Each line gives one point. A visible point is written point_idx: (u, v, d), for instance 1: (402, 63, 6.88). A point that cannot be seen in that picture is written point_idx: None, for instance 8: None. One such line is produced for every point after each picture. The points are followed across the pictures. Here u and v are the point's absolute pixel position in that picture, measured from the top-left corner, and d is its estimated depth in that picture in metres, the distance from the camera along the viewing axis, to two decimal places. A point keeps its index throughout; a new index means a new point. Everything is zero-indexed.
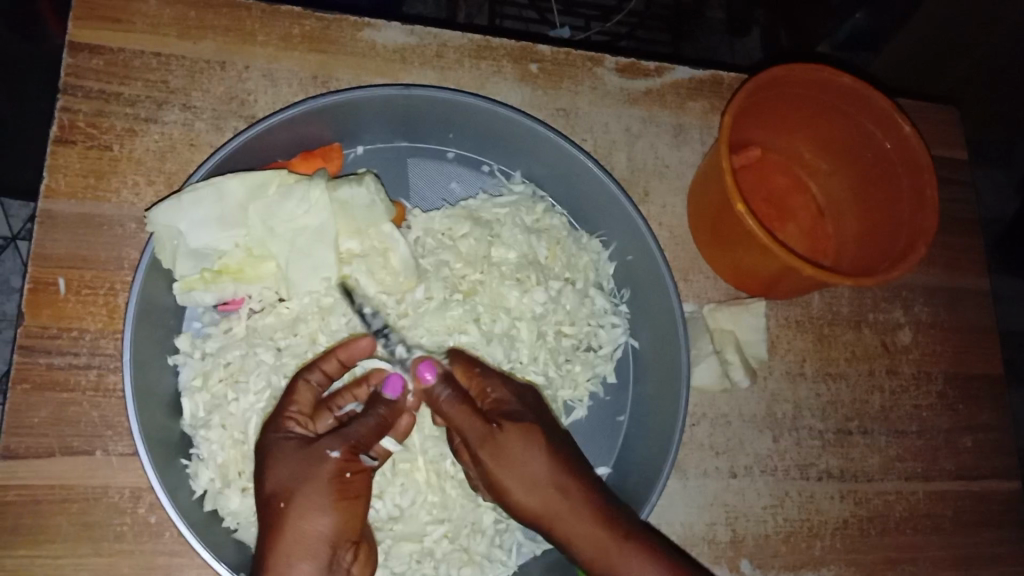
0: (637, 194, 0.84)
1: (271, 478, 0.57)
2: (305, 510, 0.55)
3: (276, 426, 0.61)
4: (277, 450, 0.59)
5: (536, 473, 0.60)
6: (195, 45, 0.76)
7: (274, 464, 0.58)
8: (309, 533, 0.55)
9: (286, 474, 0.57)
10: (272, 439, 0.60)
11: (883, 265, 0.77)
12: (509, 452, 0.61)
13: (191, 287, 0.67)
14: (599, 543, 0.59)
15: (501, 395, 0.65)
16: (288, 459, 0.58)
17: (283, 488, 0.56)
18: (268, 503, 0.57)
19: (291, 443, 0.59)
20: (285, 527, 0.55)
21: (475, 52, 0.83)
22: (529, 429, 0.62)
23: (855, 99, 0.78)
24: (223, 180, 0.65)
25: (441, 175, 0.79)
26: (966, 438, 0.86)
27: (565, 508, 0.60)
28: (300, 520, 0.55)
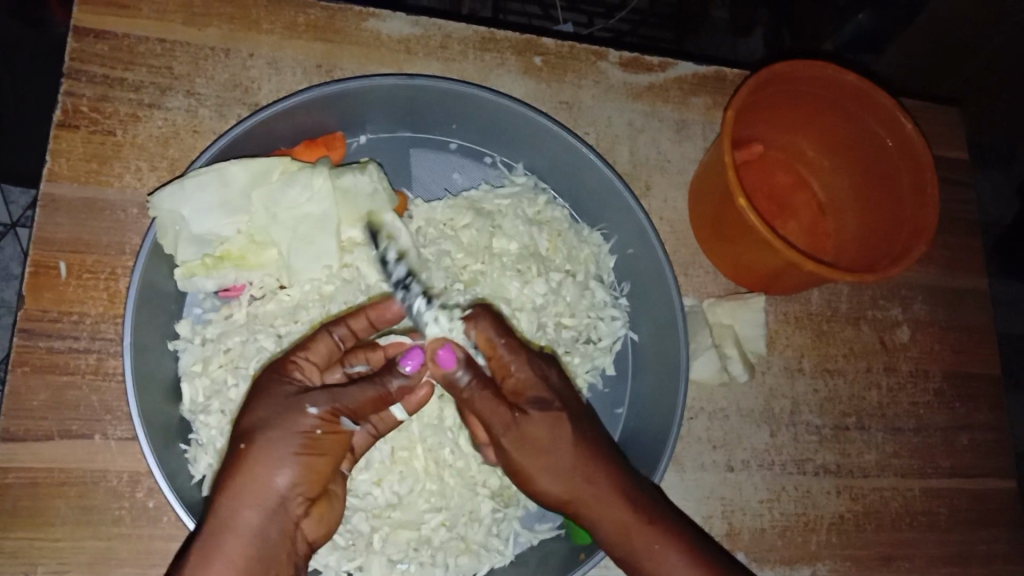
0: (638, 187, 0.84)
1: (247, 417, 0.58)
2: (264, 460, 0.55)
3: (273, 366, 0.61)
4: (263, 389, 0.59)
5: (563, 460, 0.60)
6: (199, 32, 0.76)
7: (255, 403, 0.59)
8: (262, 480, 0.55)
9: (260, 419, 0.57)
10: (267, 378, 0.60)
11: (883, 261, 0.78)
12: (536, 438, 0.60)
13: (192, 272, 0.67)
14: (621, 525, 0.61)
15: (524, 376, 0.62)
16: (267, 403, 0.58)
17: (252, 431, 0.57)
18: (237, 440, 0.57)
19: (276, 385, 0.59)
20: (240, 471, 0.55)
21: (479, 44, 0.83)
22: (557, 415, 0.61)
23: (857, 95, 0.78)
24: (227, 166, 0.65)
25: (443, 166, 0.80)
26: (962, 436, 0.87)
27: (591, 494, 0.61)
28: (256, 465, 0.55)
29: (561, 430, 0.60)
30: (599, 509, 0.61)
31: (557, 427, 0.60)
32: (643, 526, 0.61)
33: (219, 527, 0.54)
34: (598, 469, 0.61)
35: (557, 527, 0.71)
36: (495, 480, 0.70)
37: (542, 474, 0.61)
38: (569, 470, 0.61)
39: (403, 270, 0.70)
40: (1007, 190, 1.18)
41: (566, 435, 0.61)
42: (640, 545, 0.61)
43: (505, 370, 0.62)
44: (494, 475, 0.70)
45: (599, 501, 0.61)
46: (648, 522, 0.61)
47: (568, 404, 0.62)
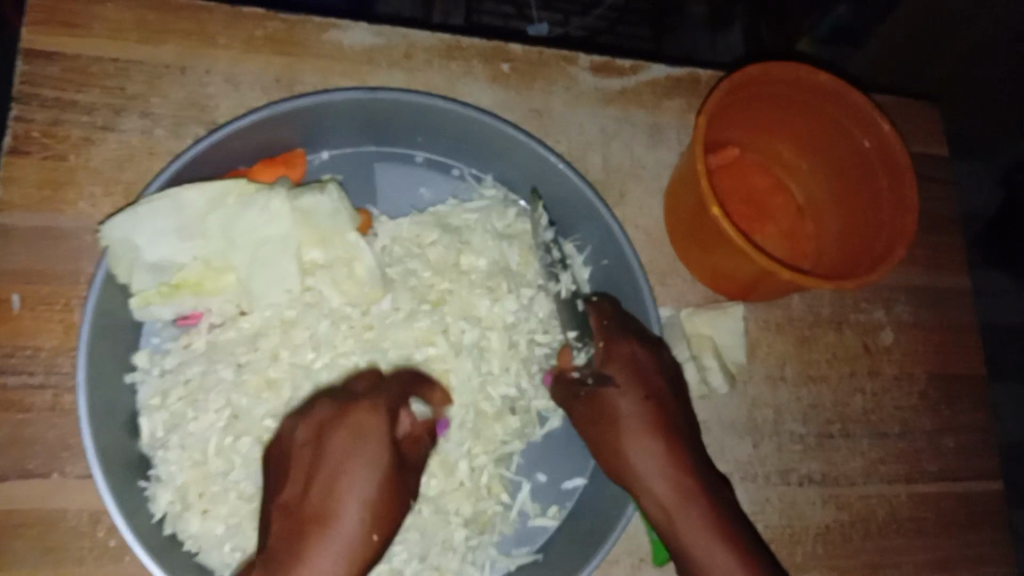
0: (613, 196, 0.82)
1: (343, 486, 0.57)
2: (362, 534, 0.56)
3: (358, 421, 0.59)
4: (360, 445, 0.58)
5: (623, 435, 0.65)
6: (154, 49, 0.73)
7: (350, 470, 0.57)
8: (351, 563, 0.55)
9: (360, 489, 0.57)
10: (362, 420, 0.60)
11: (861, 265, 0.76)
12: (609, 414, 0.66)
13: (148, 301, 0.64)
14: (665, 509, 0.63)
15: (613, 352, 0.67)
16: (371, 480, 0.57)
17: (344, 507, 0.56)
18: (327, 516, 0.56)
19: (378, 460, 0.58)
20: (336, 541, 0.55)
21: (445, 52, 0.81)
22: (617, 387, 0.66)
23: (831, 95, 0.77)
24: (182, 191, 0.62)
25: (409, 180, 0.77)
26: (947, 439, 0.85)
27: (648, 472, 0.63)
28: (349, 537, 0.56)
29: (623, 400, 0.66)
30: (647, 489, 0.63)
31: (616, 400, 0.66)
32: (698, 516, 0.62)
33: None
34: (669, 454, 0.64)
35: (535, 551, 0.70)
36: (468, 507, 0.68)
37: (609, 444, 0.65)
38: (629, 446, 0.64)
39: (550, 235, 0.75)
40: (990, 181, 1.23)
41: (629, 407, 0.66)
42: (683, 531, 0.62)
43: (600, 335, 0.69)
44: (467, 502, 0.68)
45: (648, 482, 0.63)
46: (700, 515, 0.62)
47: (638, 378, 0.66)
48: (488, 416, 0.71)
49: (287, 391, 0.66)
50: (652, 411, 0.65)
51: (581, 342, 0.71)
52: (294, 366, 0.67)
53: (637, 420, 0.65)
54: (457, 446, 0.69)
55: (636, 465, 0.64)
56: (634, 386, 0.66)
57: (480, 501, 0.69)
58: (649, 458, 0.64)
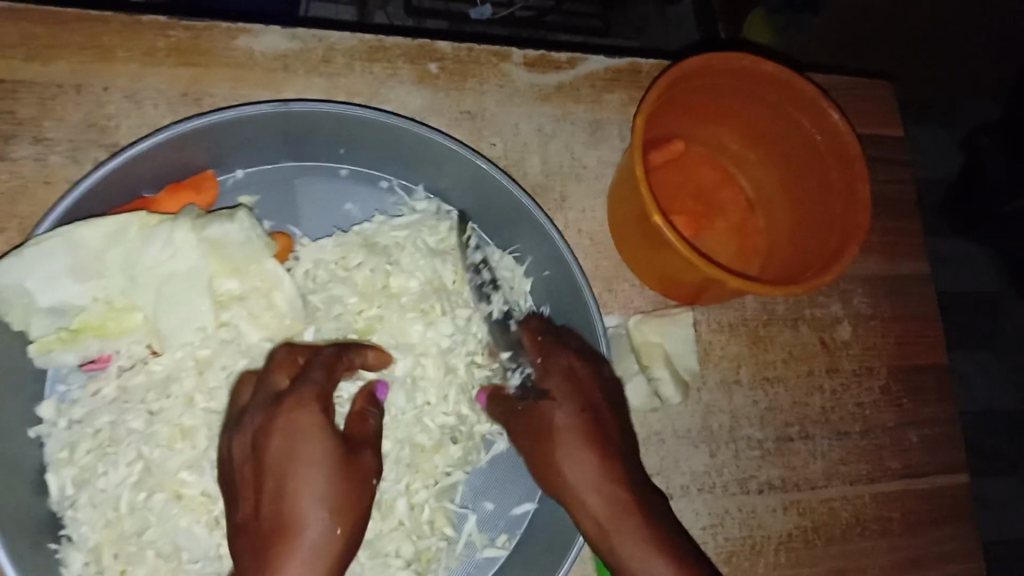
0: (553, 200, 0.78)
1: (294, 488, 0.53)
2: (329, 526, 0.54)
3: (285, 421, 0.55)
4: (297, 445, 0.54)
5: (555, 445, 0.63)
6: (44, 68, 0.67)
7: (294, 473, 0.54)
8: (322, 559, 0.53)
9: (312, 485, 0.54)
10: (292, 416, 0.55)
11: (814, 264, 0.73)
12: (544, 427, 0.64)
13: (48, 348, 0.59)
14: (600, 522, 0.60)
15: (551, 366, 0.66)
16: (320, 477, 0.54)
17: (303, 510, 0.53)
18: (285, 525, 0.53)
19: (320, 453, 0.55)
20: (303, 544, 0.52)
21: (367, 54, 0.76)
22: (553, 399, 0.65)
23: (777, 85, 0.73)
24: (74, 229, 0.57)
25: (334, 196, 0.72)
26: (910, 433, 0.83)
27: (584, 483, 0.61)
28: (316, 532, 0.53)
29: (561, 411, 0.64)
30: (582, 501, 0.61)
31: (553, 411, 0.64)
32: (631, 524, 0.60)
33: None
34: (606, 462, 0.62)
35: None
36: (408, 548, 0.65)
37: (547, 459, 0.63)
38: (561, 456, 0.63)
39: (480, 257, 0.72)
40: (951, 142, 1.15)
41: (563, 420, 0.64)
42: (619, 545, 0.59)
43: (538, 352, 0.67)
44: (407, 542, 0.65)
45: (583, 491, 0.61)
46: (631, 523, 0.60)
47: (576, 391, 0.64)
48: (425, 449, 0.67)
49: (203, 439, 0.61)
50: (587, 422, 0.63)
51: (514, 363, 0.69)
52: (210, 413, 0.62)
53: (573, 431, 0.63)
54: (394, 484, 0.66)
55: (573, 477, 0.62)
56: (572, 400, 0.64)
57: (422, 539, 0.66)
58: (585, 470, 0.61)
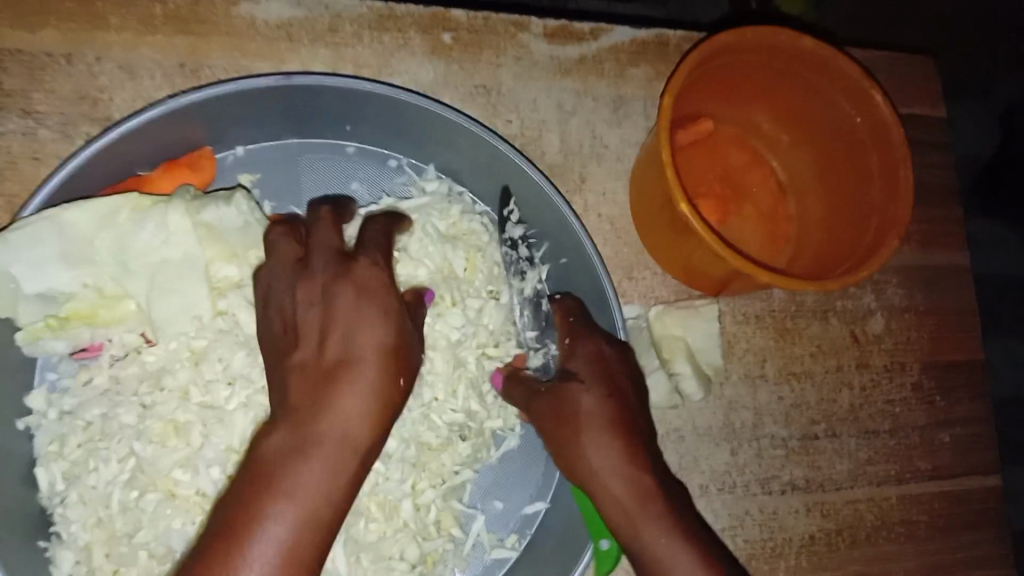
0: (572, 181, 0.74)
1: (358, 337, 0.53)
2: (385, 376, 0.53)
3: (360, 275, 0.54)
4: (365, 300, 0.54)
5: (579, 429, 0.59)
6: (33, 36, 0.64)
7: (359, 323, 0.53)
8: (375, 405, 0.53)
9: (372, 335, 0.53)
10: (361, 271, 0.55)
11: (847, 255, 0.68)
12: (569, 407, 0.60)
13: (37, 336, 0.57)
14: (623, 512, 0.57)
15: (578, 347, 0.62)
16: (378, 326, 0.54)
17: (365, 355, 0.53)
18: (343, 364, 0.52)
19: (383, 304, 0.54)
20: (357, 389, 0.52)
21: (376, 23, 0.71)
22: (579, 381, 0.61)
23: (815, 63, 0.68)
24: (61, 212, 0.54)
25: (339, 175, 0.68)
26: (942, 433, 0.79)
27: (609, 470, 0.58)
28: (372, 378, 0.53)
29: (587, 393, 0.60)
30: (605, 488, 0.58)
31: (579, 394, 0.60)
32: (654, 520, 0.56)
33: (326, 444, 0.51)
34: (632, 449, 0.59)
35: None
36: (413, 551, 0.62)
37: (570, 442, 0.60)
38: (583, 440, 0.59)
39: (518, 232, 0.67)
40: (988, 119, 1.10)
41: (586, 406, 0.60)
42: (645, 536, 0.56)
43: (566, 332, 0.63)
44: (413, 545, 0.62)
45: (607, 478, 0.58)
46: (657, 517, 0.56)
47: (605, 375, 0.61)
48: (432, 447, 0.64)
49: (198, 436, 0.58)
50: (614, 408, 0.60)
51: (538, 344, 0.66)
52: (205, 408, 0.59)
53: (599, 416, 0.59)
54: (399, 486, 0.62)
55: (597, 462, 0.58)
56: (599, 384, 0.60)
57: (428, 541, 0.63)
58: (609, 456, 0.58)
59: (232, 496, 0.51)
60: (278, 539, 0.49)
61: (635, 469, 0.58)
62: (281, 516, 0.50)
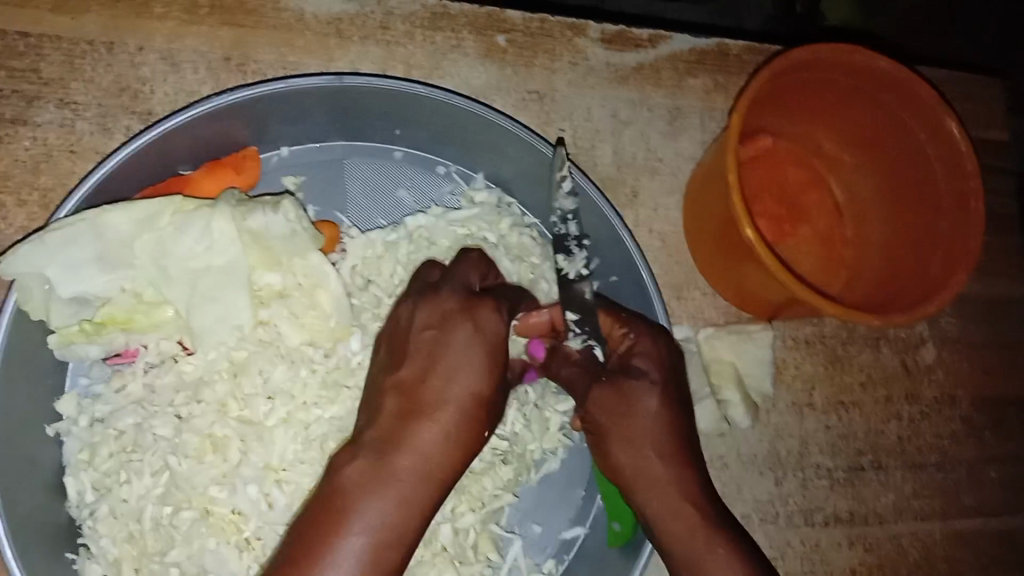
0: (625, 194, 0.71)
1: (457, 374, 0.53)
2: (474, 421, 0.53)
3: (479, 316, 0.55)
4: (478, 340, 0.54)
5: (638, 427, 0.57)
6: (75, 23, 0.61)
7: (464, 363, 0.53)
8: (458, 450, 0.53)
9: (474, 377, 0.53)
10: (487, 308, 0.55)
11: (913, 287, 0.65)
12: (626, 404, 0.57)
13: (70, 340, 0.54)
14: (672, 526, 0.56)
15: (638, 342, 0.59)
16: (482, 369, 0.54)
17: (459, 394, 0.53)
18: (436, 401, 0.52)
19: (495, 346, 0.54)
20: (445, 428, 0.52)
21: (429, 21, 0.68)
22: (640, 379, 0.58)
23: (889, 84, 0.64)
24: (101, 214, 0.52)
25: (386, 180, 0.65)
26: (990, 469, 0.76)
27: (660, 477, 0.56)
28: (462, 420, 0.53)
29: (647, 393, 0.57)
30: (653, 497, 0.56)
31: (641, 391, 0.57)
32: (704, 538, 0.55)
33: (405, 481, 0.51)
34: (681, 454, 0.57)
35: None
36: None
37: (619, 440, 0.57)
38: (643, 439, 0.56)
39: (571, 204, 0.62)
40: None
41: (650, 405, 0.57)
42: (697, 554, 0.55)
43: (621, 326, 0.59)
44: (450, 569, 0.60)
45: (656, 486, 0.56)
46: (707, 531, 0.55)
47: (670, 376, 0.58)
48: (473, 471, 0.62)
49: (236, 454, 0.56)
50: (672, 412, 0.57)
51: (578, 327, 0.60)
52: (244, 421, 0.57)
53: (656, 419, 0.57)
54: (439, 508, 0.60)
55: (646, 467, 0.56)
56: (668, 385, 0.58)
57: (466, 565, 0.61)
58: (660, 464, 0.56)
59: (305, 516, 0.51)
60: (354, 563, 0.49)
61: (689, 479, 0.57)
62: (360, 541, 0.49)
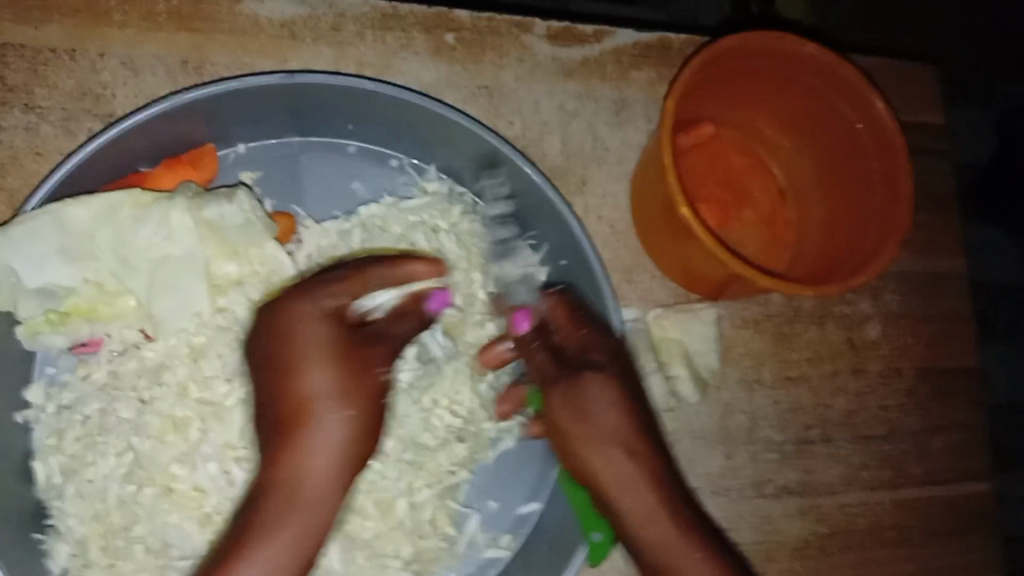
0: (573, 183, 0.74)
1: (310, 386, 0.57)
2: (334, 422, 0.57)
3: (301, 320, 0.57)
4: (313, 348, 0.57)
5: (602, 424, 0.60)
6: (36, 31, 0.64)
7: (314, 373, 0.57)
8: (337, 456, 0.57)
9: (321, 381, 0.57)
10: (304, 309, 0.57)
11: (847, 264, 0.68)
12: (587, 400, 0.60)
13: (36, 331, 0.58)
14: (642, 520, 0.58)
15: (592, 337, 0.61)
16: (327, 374, 0.57)
17: (315, 403, 0.57)
18: (299, 422, 0.56)
19: (329, 349, 0.57)
20: (311, 438, 0.56)
21: (379, 22, 0.71)
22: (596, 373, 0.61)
23: (819, 68, 0.68)
24: (63, 207, 0.55)
25: (340, 174, 0.68)
26: (937, 439, 0.79)
27: (628, 473, 0.59)
28: (326, 425, 0.57)
29: (601, 385, 0.60)
30: (621, 492, 0.59)
31: (596, 384, 0.60)
32: (678, 536, 0.58)
33: (295, 502, 0.56)
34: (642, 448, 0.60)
35: None
36: (407, 548, 0.63)
37: (585, 440, 0.60)
38: (605, 434, 0.60)
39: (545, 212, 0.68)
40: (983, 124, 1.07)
41: (608, 398, 0.60)
42: (665, 542, 0.58)
43: (576, 324, 0.61)
44: (406, 542, 0.63)
45: (623, 482, 0.59)
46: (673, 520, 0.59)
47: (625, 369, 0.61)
48: (428, 448, 0.65)
49: (197, 433, 0.59)
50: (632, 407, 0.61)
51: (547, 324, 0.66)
52: (204, 403, 0.60)
53: (615, 414, 0.60)
54: (395, 483, 0.64)
55: (614, 463, 0.59)
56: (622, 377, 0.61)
57: (423, 539, 0.64)
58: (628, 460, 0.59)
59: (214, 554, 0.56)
60: None
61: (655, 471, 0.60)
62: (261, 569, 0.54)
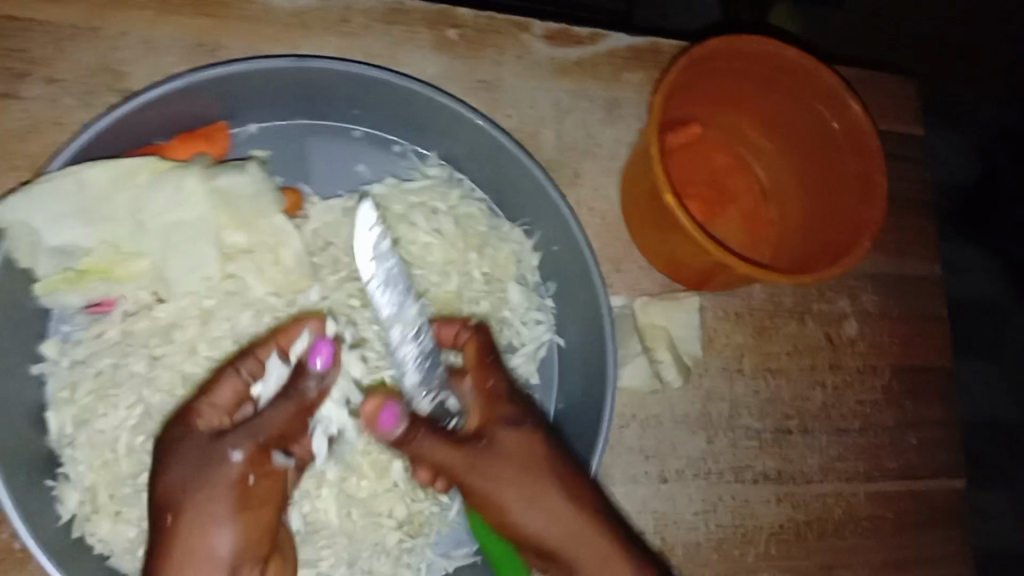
0: (566, 176, 0.77)
1: (175, 490, 0.57)
2: (201, 526, 0.57)
3: (169, 439, 0.59)
4: (176, 458, 0.58)
5: (535, 485, 0.59)
6: (61, 8, 0.67)
7: (179, 479, 0.57)
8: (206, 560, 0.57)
9: (181, 477, 0.57)
10: (172, 433, 0.59)
11: (823, 259, 0.72)
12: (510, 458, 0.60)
13: (54, 288, 0.60)
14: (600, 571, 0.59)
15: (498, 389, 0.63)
16: (183, 475, 0.57)
17: (183, 511, 0.57)
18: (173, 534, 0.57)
19: (194, 454, 0.58)
20: (179, 545, 0.56)
21: (386, 16, 0.75)
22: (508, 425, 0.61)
23: (799, 73, 0.72)
24: (83, 170, 0.58)
25: (345, 156, 0.72)
26: (910, 435, 0.82)
27: (577, 523, 0.59)
28: (194, 528, 0.57)
29: (514, 437, 0.61)
30: (570, 548, 0.59)
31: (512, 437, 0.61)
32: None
33: None
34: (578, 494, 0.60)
35: (473, 551, 0.69)
36: (400, 509, 0.68)
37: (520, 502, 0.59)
38: (536, 494, 0.59)
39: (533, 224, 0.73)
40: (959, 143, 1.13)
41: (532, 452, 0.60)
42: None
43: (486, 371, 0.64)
44: (400, 503, 0.68)
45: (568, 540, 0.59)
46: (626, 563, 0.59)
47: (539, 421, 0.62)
48: None
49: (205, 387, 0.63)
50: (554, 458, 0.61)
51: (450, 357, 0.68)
52: (210, 359, 0.64)
53: (537, 466, 0.60)
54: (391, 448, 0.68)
55: (558, 520, 0.59)
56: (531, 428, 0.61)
57: (416, 501, 0.68)
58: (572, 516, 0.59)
59: None
60: None
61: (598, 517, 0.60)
62: None
